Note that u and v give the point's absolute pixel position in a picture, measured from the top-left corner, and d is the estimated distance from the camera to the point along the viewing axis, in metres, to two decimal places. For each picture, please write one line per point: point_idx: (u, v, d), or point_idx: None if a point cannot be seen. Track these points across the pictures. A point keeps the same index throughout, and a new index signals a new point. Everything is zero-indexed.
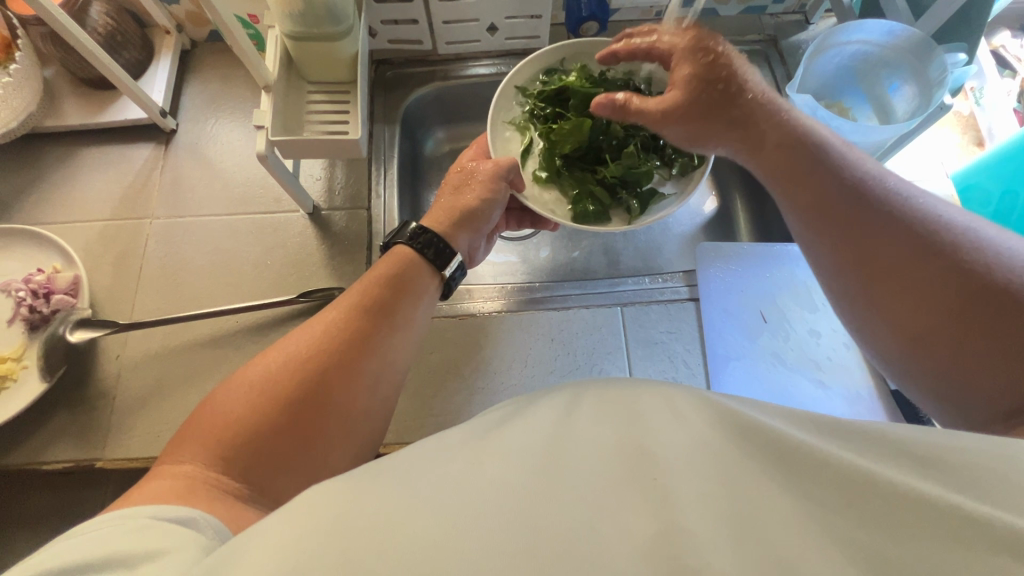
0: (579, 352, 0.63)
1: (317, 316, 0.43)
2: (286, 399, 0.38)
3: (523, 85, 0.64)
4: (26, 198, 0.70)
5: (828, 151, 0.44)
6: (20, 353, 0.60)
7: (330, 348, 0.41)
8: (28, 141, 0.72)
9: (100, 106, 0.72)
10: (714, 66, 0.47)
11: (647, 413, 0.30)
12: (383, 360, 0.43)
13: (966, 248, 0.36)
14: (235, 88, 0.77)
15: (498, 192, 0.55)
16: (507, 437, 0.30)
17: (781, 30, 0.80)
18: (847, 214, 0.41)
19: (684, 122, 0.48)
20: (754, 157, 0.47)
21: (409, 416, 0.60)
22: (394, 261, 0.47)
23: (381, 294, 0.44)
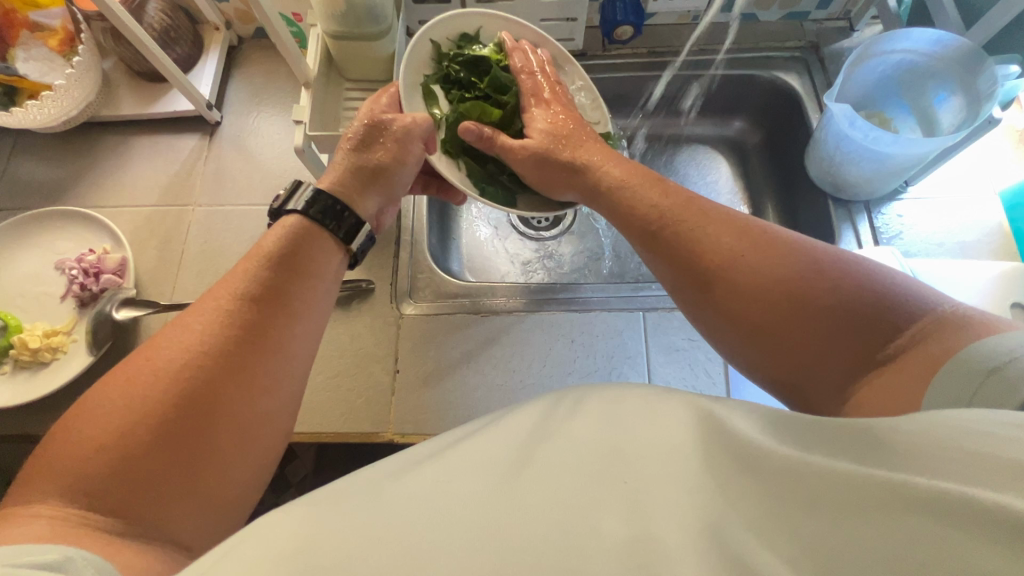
0: (598, 355, 0.64)
1: (198, 304, 0.40)
2: (164, 402, 0.35)
3: (438, 47, 0.62)
4: (82, 182, 0.74)
5: (643, 188, 0.48)
6: (71, 327, 0.64)
7: (216, 340, 0.38)
8: (87, 129, 0.77)
9: (151, 97, 0.76)
10: (558, 124, 0.57)
11: (598, 420, 0.30)
12: (281, 343, 0.40)
13: (781, 253, 0.39)
14: (277, 83, 0.80)
15: (409, 151, 0.54)
16: (478, 442, 0.30)
17: (823, 36, 0.78)
18: (665, 241, 0.44)
19: (541, 164, 0.55)
20: (593, 200, 0.53)
21: (429, 408, 0.61)
22: (283, 233, 0.45)
23: (271, 280, 0.42)
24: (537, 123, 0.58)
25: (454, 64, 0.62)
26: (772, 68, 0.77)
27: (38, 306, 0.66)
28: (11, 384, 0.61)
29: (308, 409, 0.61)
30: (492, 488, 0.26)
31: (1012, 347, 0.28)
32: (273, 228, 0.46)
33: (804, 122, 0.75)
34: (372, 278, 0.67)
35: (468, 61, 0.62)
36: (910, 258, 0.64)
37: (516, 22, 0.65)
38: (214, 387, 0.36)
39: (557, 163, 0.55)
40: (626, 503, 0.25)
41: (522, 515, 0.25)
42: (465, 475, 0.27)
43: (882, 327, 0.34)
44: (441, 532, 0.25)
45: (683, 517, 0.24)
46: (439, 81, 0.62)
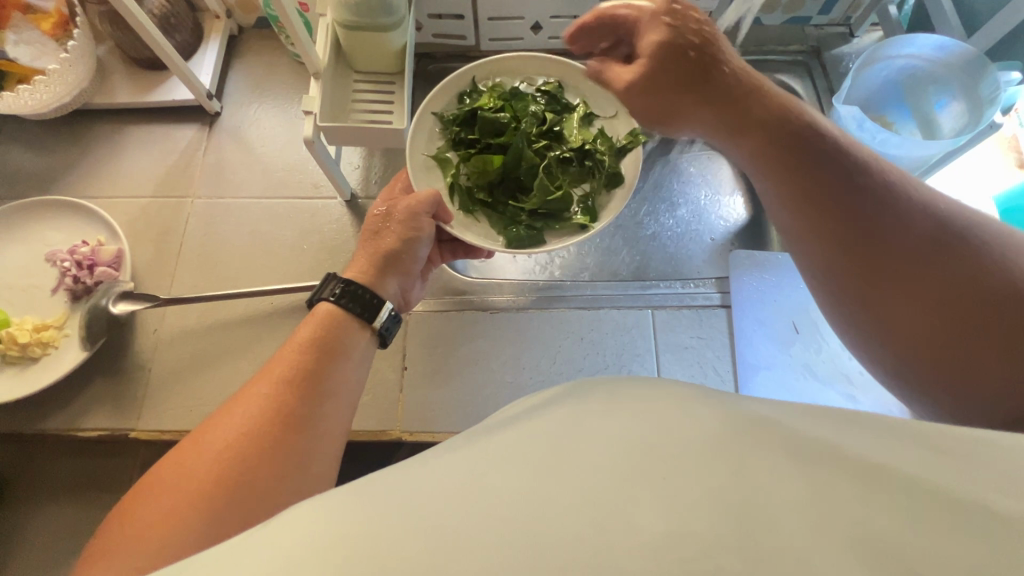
0: (608, 352, 0.64)
1: (242, 393, 0.41)
2: (214, 489, 0.35)
3: (440, 113, 0.62)
4: (73, 171, 0.71)
5: (817, 133, 0.43)
6: (62, 322, 0.62)
7: (259, 426, 0.39)
8: (79, 116, 0.74)
9: (148, 85, 0.73)
10: (681, 32, 0.45)
11: (629, 413, 0.28)
12: (319, 423, 0.41)
13: (979, 258, 0.36)
14: (279, 74, 0.78)
15: (416, 223, 0.53)
16: (499, 440, 0.28)
17: (825, 41, 0.80)
18: (821, 202, 0.42)
19: (651, 91, 0.48)
20: (734, 140, 0.47)
21: (437, 406, 0.60)
22: (315, 323, 0.46)
23: (308, 362, 0.43)
24: (631, 80, 0.49)
25: (453, 127, 0.61)
26: (775, 72, 0.78)
27: (27, 300, 0.63)
28: None
29: None
30: (527, 475, 0.25)
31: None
32: (306, 316, 0.48)
33: None
34: None
35: (466, 119, 0.61)
36: None
37: (498, 61, 0.63)
38: (264, 469, 0.37)
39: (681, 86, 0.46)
40: (666, 486, 0.24)
41: (560, 499, 0.24)
42: (501, 460, 0.26)
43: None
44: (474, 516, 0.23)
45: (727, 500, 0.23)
46: (450, 147, 0.61)
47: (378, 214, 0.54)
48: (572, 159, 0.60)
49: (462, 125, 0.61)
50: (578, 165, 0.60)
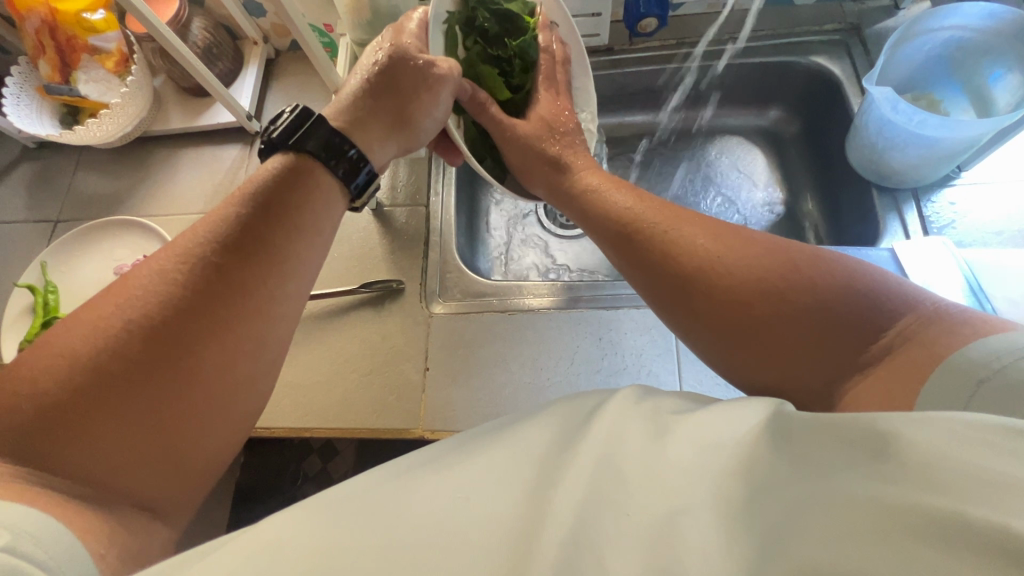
0: (627, 353, 0.63)
1: (170, 247, 0.40)
2: (118, 355, 0.35)
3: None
4: (136, 193, 0.79)
5: (603, 196, 0.54)
6: None
7: (182, 292, 0.37)
8: (141, 143, 0.82)
9: (198, 111, 0.80)
10: (556, 120, 0.61)
11: (602, 441, 0.32)
12: (250, 303, 0.39)
13: (739, 251, 0.41)
14: (311, 92, 0.83)
15: (437, 103, 0.55)
16: (489, 462, 0.32)
17: (865, 17, 0.74)
18: (641, 246, 0.47)
19: (512, 145, 0.61)
20: (557, 197, 0.59)
21: (458, 406, 0.62)
22: (271, 176, 0.43)
23: (260, 227, 0.41)
24: (510, 132, 0.60)
25: (482, 11, 0.62)
26: (808, 54, 0.74)
27: None
28: None
29: (342, 406, 0.63)
30: (518, 492, 0.30)
31: (995, 352, 0.29)
32: (269, 160, 0.45)
33: (845, 108, 0.72)
34: (403, 279, 0.69)
35: (495, 10, 0.63)
36: (964, 249, 0.60)
37: None
38: (177, 343, 0.36)
39: (544, 155, 0.59)
40: (638, 507, 0.28)
41: (554, 508, 0.28)
42: (496, 469, 0.31)
43: (866, 328, 0.36)
44: (475, 528, 0.28)
45: (704, 516, 0.27)
46: (461, 23, 0.63)
47: (400, 71, 0.53)
48: None
49: (490, 15, 0.63)
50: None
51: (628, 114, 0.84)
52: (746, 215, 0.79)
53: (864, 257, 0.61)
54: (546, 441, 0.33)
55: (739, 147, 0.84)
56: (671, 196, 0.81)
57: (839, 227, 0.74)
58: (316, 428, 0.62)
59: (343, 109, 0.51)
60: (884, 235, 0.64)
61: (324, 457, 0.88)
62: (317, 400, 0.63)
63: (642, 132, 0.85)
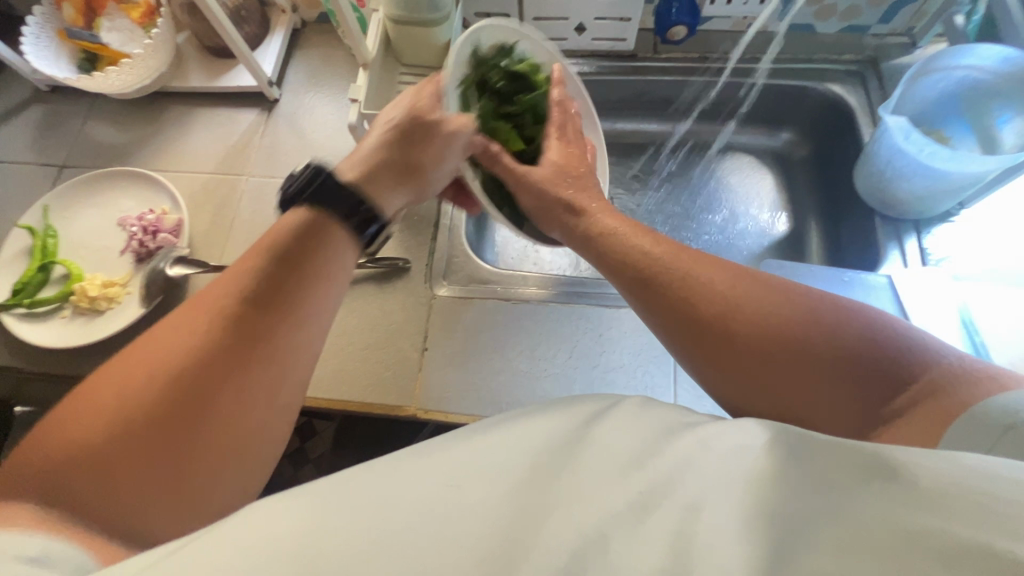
0: (624, 352, 0.63)
1: (188, 309, 0.39)
2: (144, 421, 0.34)
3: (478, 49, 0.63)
4: (148, 147, 0.79)
5: (612, 240, 0.51)
6: (127, 280, 0.69)
7: (207, 345, 0.37)
8: (157, 99, 0.81)
9: (219, 71, 0.80)
10: (569, 158, 0.61)
11: (612, 436, 0.33)
12: (270, 358, 0.39)
13: (760, 298, 0.41)
14: (334, 66, 0.83)
15: (448, 159, 0.55)
16: (499, 440, 0.32)
17: (883, 51, 0.76)
18: (659, 288, 0.45)
19: (530, 189, 0.59)
20: (571, 243, 0.57)
21: (454, 387, 0.62)
22: (289, 226, 0.42)
23: (282, 279, 0.40)
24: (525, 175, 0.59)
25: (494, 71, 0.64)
26: (824, 80, 0.76)
27: (98, 258, 0.71)
28: (69, 328, 0.67)
29: (336, 376, 0.63)
30: (533, 480, 0.30)
31: (1016, 405, 0.31)
32: (288, 213, 0.44)
33: (856, 137, 0.74)
34: (409, 258, 0.69)
35: (506, 70, 0.64)
36: (959, 284, 0.62)
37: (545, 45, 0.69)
38: (201, 393, 0.36)
39: (556, 199, 0.58)
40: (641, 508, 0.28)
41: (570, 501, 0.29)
42: (508, 454, 0.31)
43: (895, 378, 0.36)
44: (469, 520, 0.28)
45: (718, 521, 0.27)
46: (475, 83, 0.63)
47: (413, 131, 0.53)
48: None
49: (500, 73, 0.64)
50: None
51: (646, 121, 0.86)
52: (749, 236, 0.81)
53: (863, 283, 0.62)
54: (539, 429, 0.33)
55: (749, 164, 0.85)
56: (676, 211, 0.83)
57: (838, 252, 0.76)
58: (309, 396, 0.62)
59: (361, 163, 0.51)
60: (883, 261, 0.66)
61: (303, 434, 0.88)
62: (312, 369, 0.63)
63: (655, 141, 0.86)
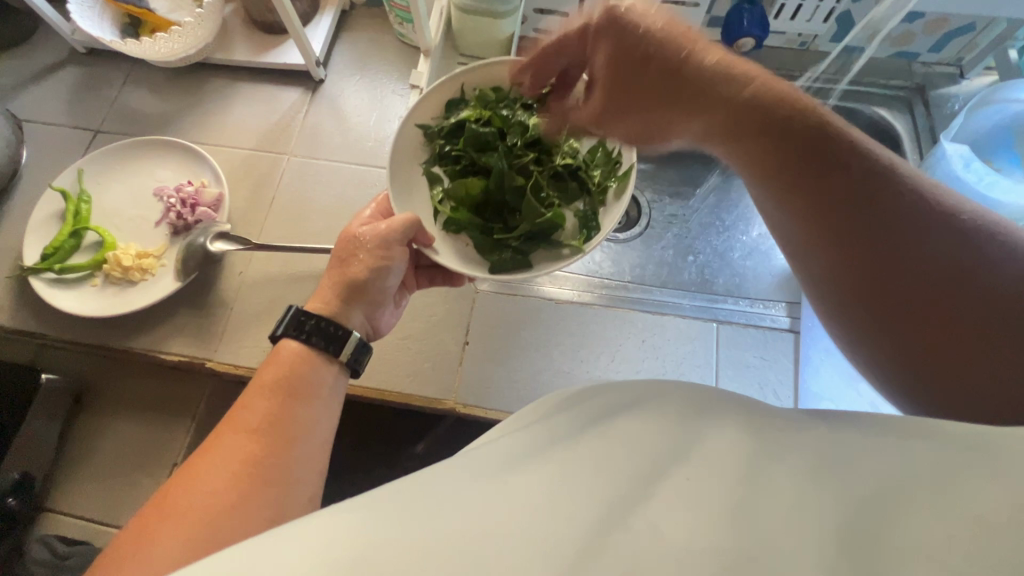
0: (667, 359, 0.63)
1: (205, 456, 0.41)
2: (189, 563, 0.35)
3: (425, 126, 0.60)
4: (187, 118, 0.77)
5: (760, 104, 0.36)
6: (161, 252, 0.67)
7: (250, 443, 0.41)
8: (199, 69, 0.80)
9: (266, 47, 0.78)
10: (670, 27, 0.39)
11: (672, 413, 0.27)
12: (292, 474, 0.41)
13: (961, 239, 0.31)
14: (381, 50, 0.81)
15: (394, 266, 0.52)
16: (541, 422, 0.28)
17: (930, 79, 0.77)
18: (835, 190, 0.34)
19: (619, 119, 0.44)
20: (696, 127, 0.41)
21: (494, 383, 0.61)
22: (279, 360, 0.47)
23: (291, 382, 0.45)
24: (597, 110, 0.45)
25: (442, 144, 0.58)
26: (869, 104, 0.77)
27: (132, 227, 0.69)
28: (100, 297, 0.65)
29: (374, 364, 0.62)
30: (578, 459, 0.25)
31: None
32: (270, 355, 0.48)
33: (901, 163, 0.75)
34: None
35: (455, 135, 0.58)
36: None
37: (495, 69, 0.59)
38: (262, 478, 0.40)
39: (671, 82, 0.39)
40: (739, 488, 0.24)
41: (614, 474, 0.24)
42: (546, 438, 0.26)
43: None
44: (522, 496, 0.24)
45: (802, 521, 0.22)
46: (433, 160, 0.59)
47: (345, 249, 0.52)
48: (564, 176, 0.58)
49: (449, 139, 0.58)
50: (568, 182, 0.58)
51: None
52: None
53: None
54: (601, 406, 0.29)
55: None
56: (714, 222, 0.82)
57: None
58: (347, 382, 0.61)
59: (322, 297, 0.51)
60: None
61: None
62: None
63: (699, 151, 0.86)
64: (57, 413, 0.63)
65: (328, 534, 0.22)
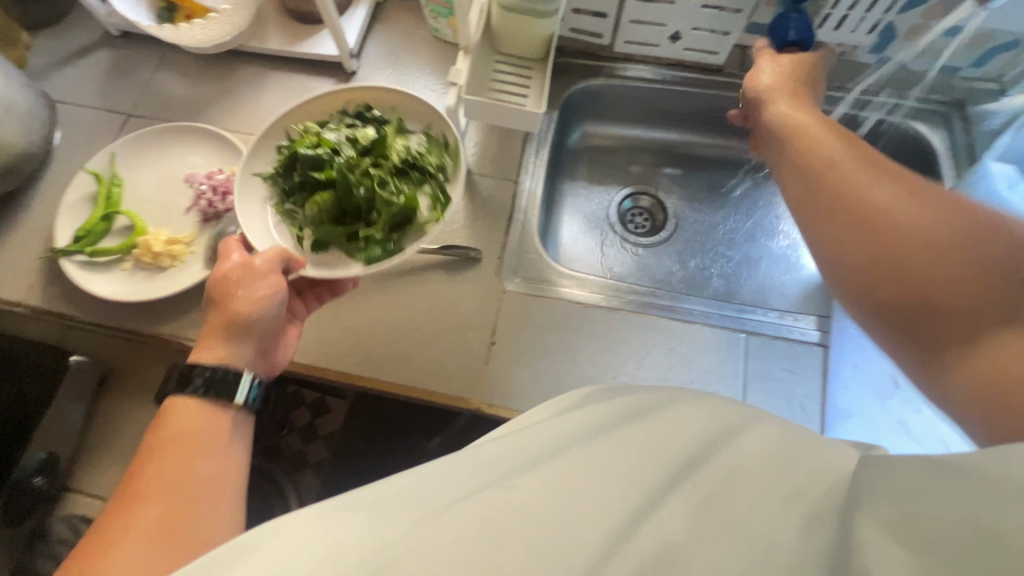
0: (694, 368, 0.62)
1: (113, 528, 0.41)
2: None
3: (263, 172, 0.63)
4: (218, 105, 0.77)
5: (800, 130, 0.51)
6: (191, 239, 0.67)
7: (153, 505, 0.42)
8: (231, 57, 0.80)
9: (299, 37, 0.78)
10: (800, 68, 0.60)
11: (680, 419, 0.33)
12: (202, 527, 0.43)
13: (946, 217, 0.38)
14: (414, 44, 0.81)
15: (277, 297, 0.53)
16: (567, 423, 0.33)
17: (971, 95, 0.76)
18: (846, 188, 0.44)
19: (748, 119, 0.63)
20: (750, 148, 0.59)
21: (520, 385, 0.61)
22: (179, 414, 0.48)
23: (189, 442, 0.46)
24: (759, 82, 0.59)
25: (274, 178, 0.61)
26: (910, 119, 0.77)
27: (162, 213, 0.69)
28: (130, 282, 0.65)
29: (401, 361, 0.62)
30: (605, 454, 0.31)
31: None
32: (160, 413, 0.48)
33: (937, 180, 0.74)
34: (480, 249, 0.68)
35: (286, 163, 0.60)
36: None
37: (331, 96, 0.63)
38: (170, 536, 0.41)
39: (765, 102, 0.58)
40: (701, 513, 0.29)
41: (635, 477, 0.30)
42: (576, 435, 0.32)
43: None
44: (556, 494, 0.29)
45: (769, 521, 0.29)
46: (279, 193, 0.61)
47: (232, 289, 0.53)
48: (404, 169, 0.61)
49: (286, 171, 0.60)
50: (412, 172, 0.61)
51: (720, 137, 0.85)
52: None
53: None
54: (593, 429, 0.32)
55: None
56: (741, 229, 0.81)
57: None
58: (373, 378, 0.61)
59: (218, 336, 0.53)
60: None
61: (315, 411, 0.93)
62: (377, 351, 0.62)
63: (729, 159, 0.85)
64: (83, 395, 0.63)
65: (383, 542, 0.27)
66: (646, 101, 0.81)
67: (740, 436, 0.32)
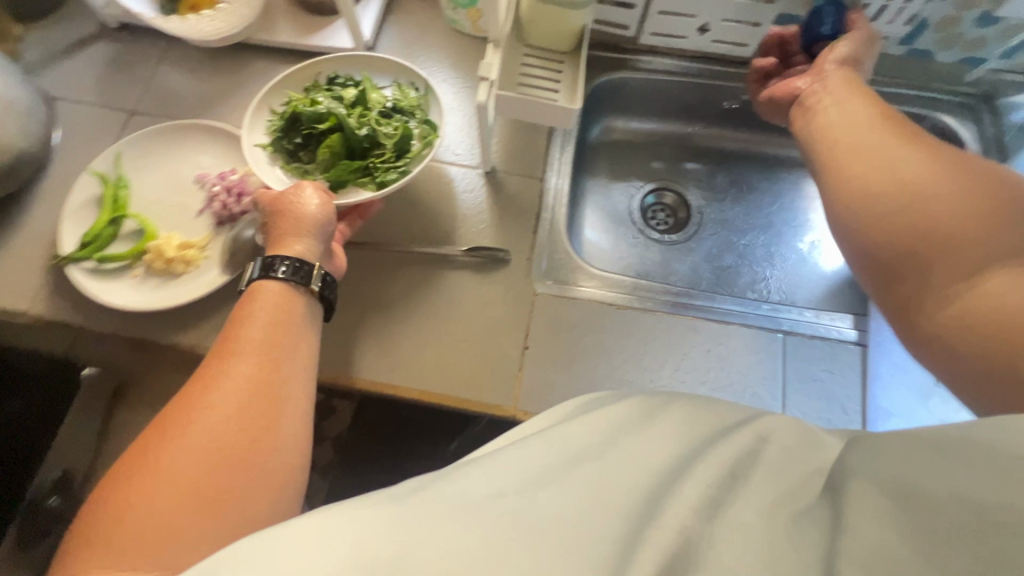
0: (733, 370, 0.61)
1: (207, 384, 0.44)
2: (201, 489, 0.39)
3: (263, 143, 0.63)
4: (227, 101, 0.74)
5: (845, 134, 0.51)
6: (205, 243, 0.64)
7: (243, 372, 0.45)
8: (239, 50, 0.76)
9: (311, 29, 0.75)
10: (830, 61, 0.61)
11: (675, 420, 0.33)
12: (287, 400, 0.45)
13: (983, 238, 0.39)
14: (430, 36, 0.78)
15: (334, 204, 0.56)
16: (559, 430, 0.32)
17: (998, 87, 0.75)
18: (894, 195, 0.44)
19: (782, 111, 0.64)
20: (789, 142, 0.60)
21: (556, 391, 0.59)
22: (261, 299, 0.50)
23: (273, 322, 0.48)
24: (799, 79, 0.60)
25: (279, 143, 0.62)
26: (937, 111, 0.75)
27: (173, 216, 0.66)
28: (142, 289, 0.62)
29: (432, 367, 0.60)
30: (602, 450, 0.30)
31: None
32: (246, 295, 0.51)
33: None
34: (508, 250, 0.66)
35: (286, 126, 0.62)
36: None
37: (305, 66, 0.65)
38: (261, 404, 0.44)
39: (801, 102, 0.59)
40: (705, 513, 0.28)
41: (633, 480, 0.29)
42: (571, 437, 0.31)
43: None
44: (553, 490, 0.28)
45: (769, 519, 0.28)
46: (284, 156, 0.62)
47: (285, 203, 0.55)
48: (391, 112, 0.63)
49: (287, 132, 0.62)
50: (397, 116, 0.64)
51: (744, 131, 0.83)
52: None
53: None
54: (605, 428, 0.32)
55: None
56: (766, 225, 0.80)
57: None
58: (404, 387, 0.59)
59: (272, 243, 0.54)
60: None
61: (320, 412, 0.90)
62: (407, 357, 0.60)
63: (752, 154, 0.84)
64: (96, 410, 0.60)
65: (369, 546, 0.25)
66: (670, 94, 0.79)
67: (741, 431, 0.32)
